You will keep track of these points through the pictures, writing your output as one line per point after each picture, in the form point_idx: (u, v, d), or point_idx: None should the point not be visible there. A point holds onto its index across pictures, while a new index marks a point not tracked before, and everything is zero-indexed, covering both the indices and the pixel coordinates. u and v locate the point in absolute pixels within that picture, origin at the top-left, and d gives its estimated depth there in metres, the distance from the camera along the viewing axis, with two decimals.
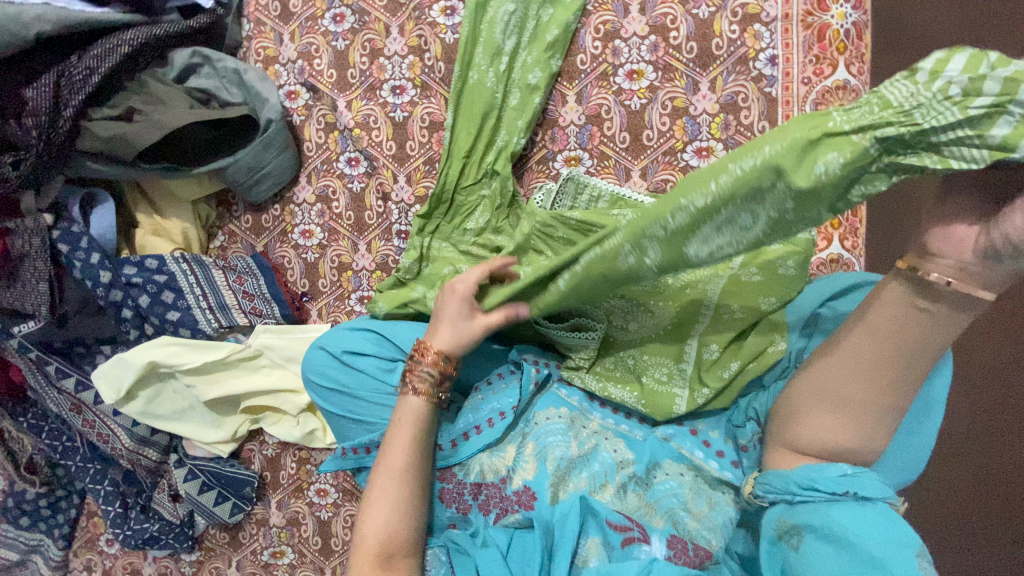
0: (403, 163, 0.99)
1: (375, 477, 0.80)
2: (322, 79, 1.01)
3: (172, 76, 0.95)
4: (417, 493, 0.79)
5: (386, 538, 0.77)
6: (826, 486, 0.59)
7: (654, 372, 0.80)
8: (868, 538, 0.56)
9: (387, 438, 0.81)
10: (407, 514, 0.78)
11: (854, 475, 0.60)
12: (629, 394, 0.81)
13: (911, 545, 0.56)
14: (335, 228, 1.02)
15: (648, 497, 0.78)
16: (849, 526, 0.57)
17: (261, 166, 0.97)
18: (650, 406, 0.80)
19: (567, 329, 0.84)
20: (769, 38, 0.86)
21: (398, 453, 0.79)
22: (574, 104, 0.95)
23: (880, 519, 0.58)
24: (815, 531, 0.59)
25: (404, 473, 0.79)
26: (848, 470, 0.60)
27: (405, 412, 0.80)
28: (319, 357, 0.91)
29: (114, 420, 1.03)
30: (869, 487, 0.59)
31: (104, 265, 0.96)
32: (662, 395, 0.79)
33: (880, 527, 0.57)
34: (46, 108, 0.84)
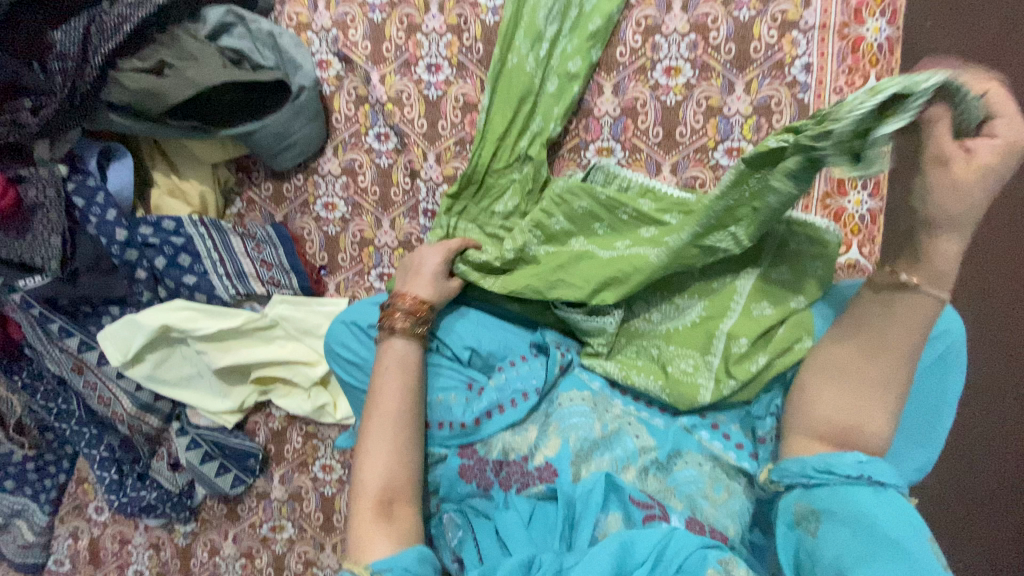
0: (433, 142, 0.99)
1: (368, 429, 0.81)
2: (356, 51, 0.99)
3: (203, 34, 0.90)
4: (410, 434, 0.82)
5: (386, 483, 0.77)
6: (842, 469, 0.61)
7: (679, 363, 0.83)
8: (887, 522, 0.58)
9: (376, 389, 0.83)
10: (402, 458, 0.79)
11: (868, 461, 0.62)
12: (653, 382, 0.85)
13: (921, 531, 0.58)
14: (359, 202, 1.02)
15: (668, 482, 0.81)
16: (870, 509, 0.59)
17: (289, 134, 0.95)
18: (672, 395, 0.83)
19: (584, 313, 0.87)
20: (806, 46, 0.88)
21: (391, 399, 0.82)
22: (610, 96, 0.95)
23: (893, 506, 0.59)
24: (834, 516, 0.60)
25: (396, 418, 0.82)
26: (863, 459, 0.62)
27: (388, 360, 0.85)
28: (342, 330, 0.91)
29: (117, 384, 1.00)
30: (884, 474, 0.61)
31: (120, 223, 0.92)
32: (686, 384, 0.82)
33: (893, 512, 0.59)
34: (74, 54, 0.81)
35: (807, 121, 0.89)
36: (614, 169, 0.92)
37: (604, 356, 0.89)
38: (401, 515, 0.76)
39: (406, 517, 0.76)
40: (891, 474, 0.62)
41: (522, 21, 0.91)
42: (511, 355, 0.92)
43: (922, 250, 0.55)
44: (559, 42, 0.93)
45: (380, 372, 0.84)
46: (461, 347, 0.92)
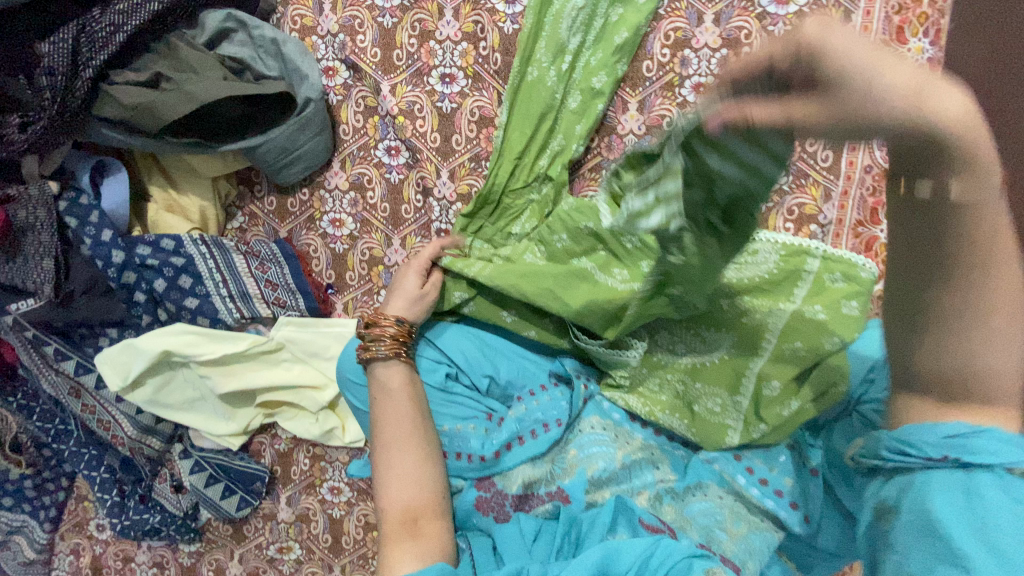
0: (447, 157, 0.94)
1: (377, 456, 0.82)
2: (365, 58, 0.93)
3: (202, 41, 0.84)
4: (420, 454, 0.81)
5: (407, 503, 0.78)
6: (922, 449, 0.53)
7: (707, 402, 0.82)
8: (971, 525, 0.48)
9: (381, 417, 0.83)
10: (421, 480, 0.80)
11: (964, 437, 0.51)
12: (678, 420, 0.84)
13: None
14: (367, 219, 0.97)
15: (683, 513, 0.81)
16: (947, 514, 0.49)
17: (294, 148, 0.90)
18: (699, 434, 0.84)
19: (607, 346, 0.86)
20: None
21: (400, 424, 0.82)
22: (635, 112, 0.90)
23: (998, 490, 0.48)
24: (907, 514, 0.53)
25: (409, 440, 0.81)
26: (953, 434, 0.51)
27: (388, 387, 0.85)
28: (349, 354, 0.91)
29: (117, 408, 0.96)
30: (992, 453, 0.50)
31: (116, 244, 0.87)
32: (714, 425, 0.82)
33: (996, 499, 0.48)
34: (64, 67, 0.74)
35: None
36: None
37: (626, 390, 0.87)
38: (426, 532, 0.77)
39: (432, 532, 0.77)
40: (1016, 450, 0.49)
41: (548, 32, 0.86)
42: (529, 383, 0.90)
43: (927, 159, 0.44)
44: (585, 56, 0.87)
45: (379, 396, 0.85)
46: (479, 376, 0.90)
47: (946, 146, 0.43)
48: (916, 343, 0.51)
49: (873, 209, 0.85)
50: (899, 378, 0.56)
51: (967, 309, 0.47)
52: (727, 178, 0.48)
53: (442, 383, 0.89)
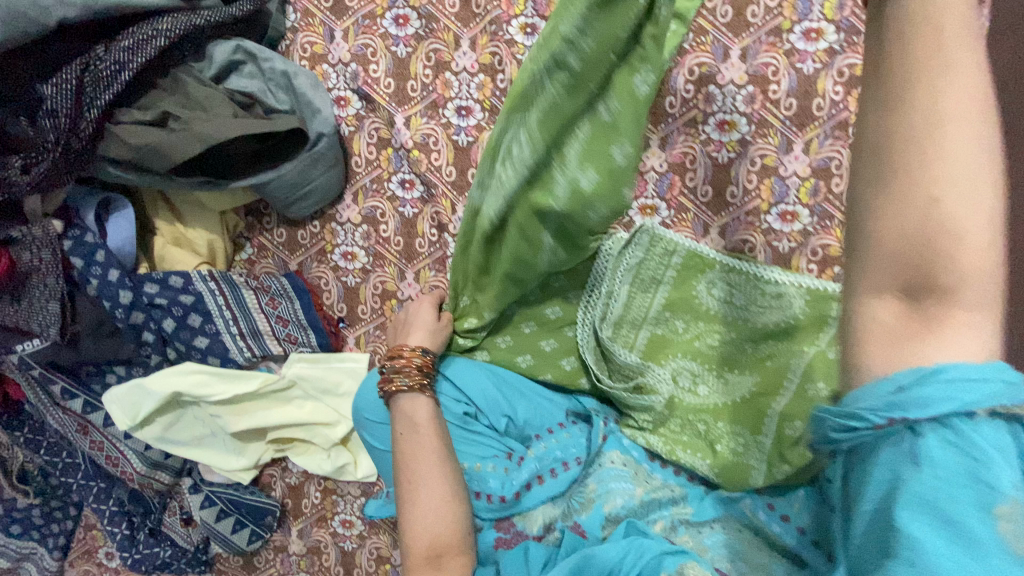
0: (462, 192, 0.90)
1: (403, 493, 0.78)
2: (378, 89, 0.90)
3: (210, 74, 0.81)
4: (447, 491, 0.78)
5: (432, 539, 0.75)
6: (866, 415, 0.37)
7: (729, 442, 0.81)
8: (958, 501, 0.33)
9: (408, 453, 0.80)
10: (445, 517, 0.76)
11: (909, 386, 0.36)
12: (700, 460, 0.82)
13: (996, 497, 0.33)
14: (380, 253, 0.95)
15: (700, 542, 0.75)
16: (928, 484, 0.34)
17: (306, 183, 0.87)
18: (723, 474, 0.80)
19: (631, 389, 0.85)
20: None
21: (429, 462, 0.79)
22: (657, 150, 0.88)
23: (956, 449, 0.34)
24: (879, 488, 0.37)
25: (436, 478, 0.78)
26: (903, 386, 0.36)
27: (413, 423, 0.82)
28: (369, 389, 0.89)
29: (125, 444, 0.95)
30: (965, 392, 0.34)
31: (123, 284, 0.85)
32: (737, 465, 0.79)
33: (951, 466, 0.34)
34: (67, 108, 0.71)
35: None
36: (659, 231, 0.84)
37: (648, 430, 0.85)
38: (452, 566, 0.74)
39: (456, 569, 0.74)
40: (1000, 379, 0.35)
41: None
42: (546, 422, 0.88)
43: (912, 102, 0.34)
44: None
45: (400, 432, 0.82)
46: (497, 416, 0.88)
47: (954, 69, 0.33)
48: (873, 195, 0.36)
49: None
50: (847, 284, 0.39)
51: (921, 127, 0.33)
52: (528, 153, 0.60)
53: (461, 420, 0.87)
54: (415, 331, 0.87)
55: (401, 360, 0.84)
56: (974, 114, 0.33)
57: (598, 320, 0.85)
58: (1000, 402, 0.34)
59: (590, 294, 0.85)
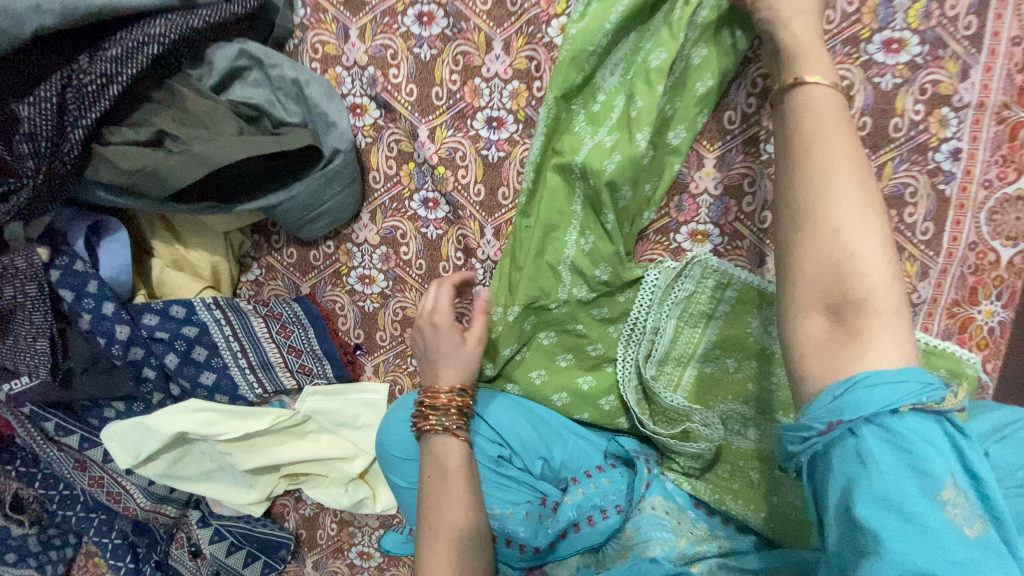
0: (492, 213, 0.81)
1: (422, 540, 0.72)
2: (399, 97, 0.81)
3: (210, 83, 0.72)
4: (469, 541, 0.71)
5: None
6: (812, 424, 0.41)
7: (787, 494, 0.72)
8: (905, 497, 0.36)
9: (431, 501, 0.73)
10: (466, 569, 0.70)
11: (846, 393, 0.40)
12: (751, 511, 0.74)
13: (938, 484, 0.36)
14: (401, 277, 0.86)
15: None
16: (881, 487, 0.37)
17: (319, 204, 0.78)
18: (776, 530, 0.72)
19: (677, 436, 0.77)
20: (957, 127, 0.72)
21: (452, 511, 0.72)
22: (711, 169, 0.78)
23: (892, 445, 0.38)
24: (840, 503, 0.39)
25: (460, 530, 0.71)
26: (838, 393, 0.40)
27: (445, 469, 0.74)
28: (394, 427, 0.81)
29: (128, 479, 0.88)
30: (889, 392, 0.39)
31: (120, 317, 0.77)
32: (795, 520, 0.71)
33: (896, 461, 0.37)
34: (48, 131, 0.62)
35: (945, 218, 0.74)
36: (713, 262, 0.76)
37: (694, 474, 0.78)
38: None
39: None
40: (918, 380, 0.39)
41: (585, 88, 0.74)
42: (585, 465, 0.81)
43: (809, 159, 0.49)
44: (618, 104, 0.72)
45: (426, 476, 0.75)
46: (531, 458, 0.81)
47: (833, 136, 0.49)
48: (796, 235, 0.47)
49: (973, 288, 0.76)
50: (782, 315, 0.48)
51: (816, 178, 0.48)
52: (612, 152, 0.71)
53: (495, 462, 0.80)
54: (447, 367, 0.76)
55: (439, 400, 0.75)
56: (846, 173, 0.47)
57: (642, 357, 0.78)
58: (921, 399, 0.39)
59: (633, 329, 0.79)
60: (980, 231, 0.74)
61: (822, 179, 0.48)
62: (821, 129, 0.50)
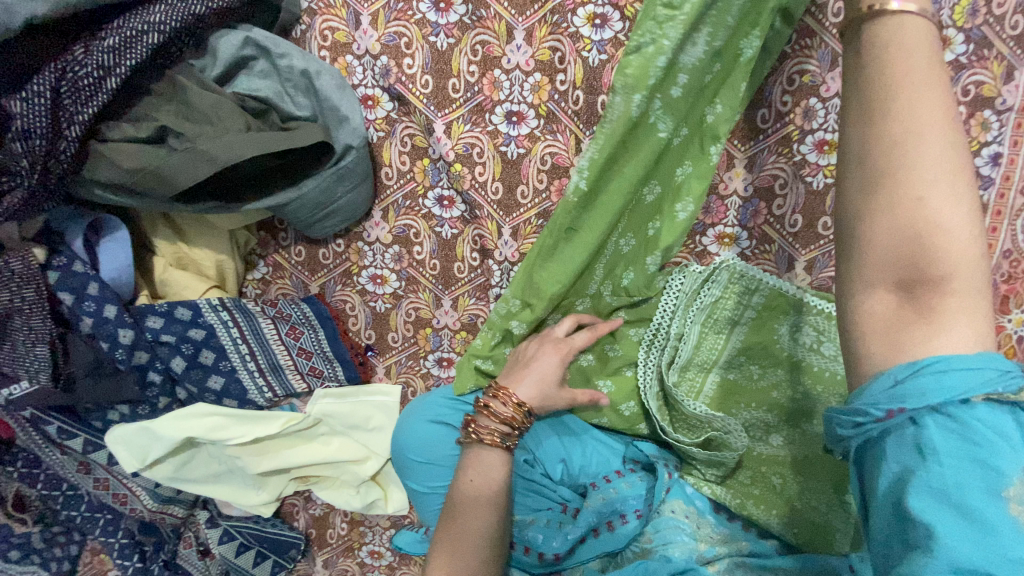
0: (510, 212, 0.78)
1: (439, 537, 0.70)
2: (414, 89, 0.77)
3: (214, 75, 0.68)
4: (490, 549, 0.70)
5: None
6: (868, 410, 0.37)
7: (810, 500, 0.71)
8: (965, 490, 0.32)
9: (458, 502, 0.70)
10: None
11: (909, 379, 0.35)
12: (774, 517, 0.72)
13: (1004, 480, 0.32)
14: (414, 277, 0.83)
15: None
16: (938, 477, 0.33)
17: (330, 203, 0.74)
18: (800, 536, 0.71)
19: (699, 444, 0.76)
20: (1000, 131, 0.69)
21: (478, 517, 0.68)
22: (741, 170, 0.75)
23: (957, 436, 0.34)
24: (890, 493, 0.35)
25: (482, 537, 0.68)
26: (901, 378, 0.36)
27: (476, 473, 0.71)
28: (421, 433, 0.79)
29: (134, 482, 0.86)
30: (959, 380, 0.34)
31: (122, 321, 0.73)
32: (819, 526, 0.70)
33: (957, 454, 0.33)
34: (43, 127, 0.57)
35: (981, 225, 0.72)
36: (742, 267, 0.74)
37: (714, 479, 0.77)
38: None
39: None
40: (994, 368, 0.35)
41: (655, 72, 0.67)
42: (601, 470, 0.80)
43: (889, 108, 0.38)
44: None
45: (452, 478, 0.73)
46: (551, 461, 0.80)
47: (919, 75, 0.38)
48: (865, 200, 0.38)
49: (1004, 297, 0.74)
50: (840, 286, 0.40)
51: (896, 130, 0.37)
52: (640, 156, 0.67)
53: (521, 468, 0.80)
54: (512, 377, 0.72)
55: (504, 409, 0.70)
56: (936, 125, 0.37)
57: (664, 363, 0.76)
58: (992, 390, 0.34)
59: (655, 334, 0.77)
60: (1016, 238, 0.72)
61: (901, 132, 0.37)
62: (907, 67, 0.38)
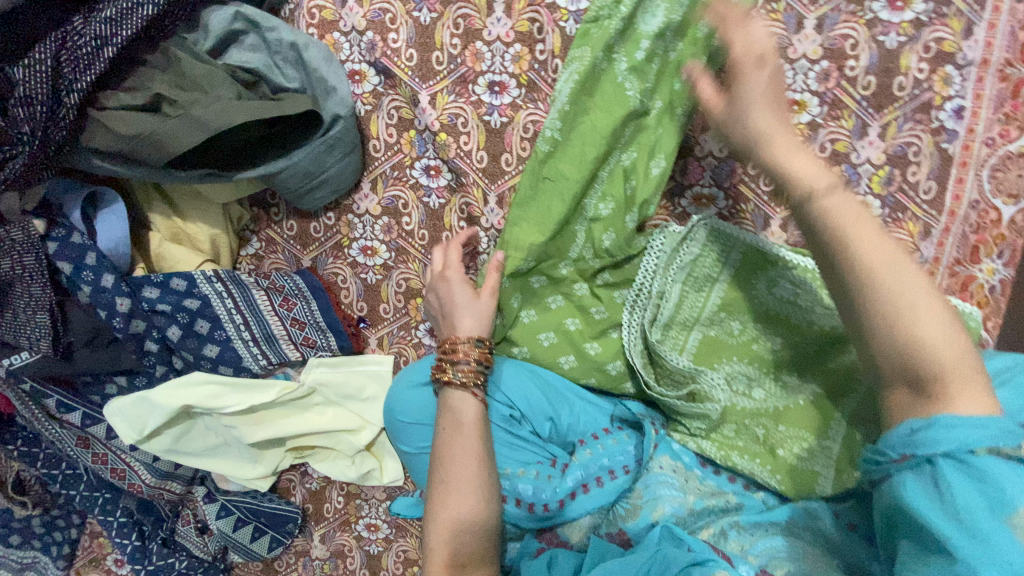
0: (495, 180, 0.80)
1: (433, 494, 0.72)
2: (398, 62, 0.80)
3: (206, 47, 0.71)
4: (482, 500, 0.71)
5: (456, 548, 0.69)
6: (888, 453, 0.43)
7: (792, 447, 0.73)
8: (979, 522, 0.38)
9: (445, 451, 0.73)
10: (477, 526, 0.70)
11: (923, 430, 0.42)
12: (759, 466, 0.74)
13: (1015, 511, 0.37)
14: (403, 248, 0.85)
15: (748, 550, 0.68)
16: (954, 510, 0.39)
17: (320, 172, 0.77)
18: (785, 483, 0.73)
19: (684, 397, 0.77)
20: (961, 85, 0.72)
21: (465, 463, 0.72)
22: (715, 132, 0.78)
23: (970, 474, 0.39)
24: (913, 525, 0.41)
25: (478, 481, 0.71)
26: (915, 428, 0.42)
27: (460, 422, 0.74)
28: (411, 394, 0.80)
29: (132, 456, 0.88)
30: (969, 433, 0.40)
31: (120, 290, 0.76)
32: (801, 472, 0.72)
33: (969, 489, 0.39)
34: (43, 93, 0.60)
35: (949, 176, 0.75)
36: (717, 224, 0.76)
37: (700, 433, 0.78)
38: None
39: None
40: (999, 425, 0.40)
41: (627, 33, 0.72)
42: (589, 428, 0.82)
43: (836, 252, 0.48)
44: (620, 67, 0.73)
45: (440, 431, 0.75)
46: (540, 419, 0.81)
47: (841, 222, 0.49)
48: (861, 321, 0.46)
49: (974, 247, 0.76)
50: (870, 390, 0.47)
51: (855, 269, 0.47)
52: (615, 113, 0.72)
53: (507, 422, 0.80)
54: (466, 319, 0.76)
55: (457, 352, 0.75)
56: (882, 256, 0.46)
57: (647, 322, 0.78)
58: (1000, 441, 0.40)
59: (638, 295, 0.79)
60: (982, 189, 0.74)
61: (853, 265, 0.47)
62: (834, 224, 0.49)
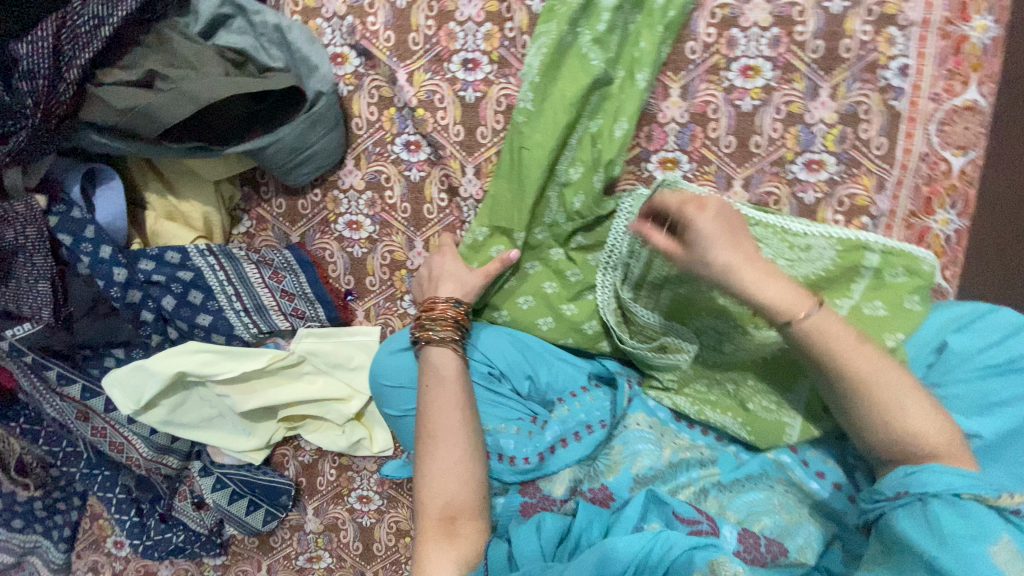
0: (472, 152, 0.85)
1: (422, 449, 0.75)
2: (378, 44, 0.85)
3: (196, 31, 0.76)
4: (466, 450, 0.74)
5: (448, 499, 0.72)
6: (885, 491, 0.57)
7: (761, 400, 0.76)
8: (957, 541, 0.49)
9: (429, 405, 0.76)
10: (464, 477, 0.73)
11: (916, 473, 0.55)
12: (731, 419, 0.78)
13: (991, 538, 0.49)
14: (387, 221, 0.90)
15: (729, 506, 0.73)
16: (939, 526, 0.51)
17: (305, 147, 0.81)
18: (755, 433, 0.77)
19: (654, 349, 0.81)
20: (904, 45, 0.76)
21: (448, 416, 0.75)
22: (677, 99, 0.83)
23: (953, 510, 0.52)
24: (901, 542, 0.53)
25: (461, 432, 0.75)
26: (907, 472, 0.56)
27: (443, 376, 0.77)
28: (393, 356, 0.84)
29: (129, 429, 0.91)
30: (950, 480, 0.53)
31: (117, 261, 0.81)
32: (770, 423, 0.76)
33: (950, 517, 0.51)
34: (45, 68, 0.66)
35: (899, 132, 0.78)
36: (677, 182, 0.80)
37: (674, 389, 0.82)
38: (465, 533, 0.72)
39: (467, 533, 0.72)
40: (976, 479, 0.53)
41: (588, 7, 0.77)
42: (568, 386, 0.84)
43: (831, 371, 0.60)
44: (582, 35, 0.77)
45: (424, 388, 0.78)
46: (519, 378, 0.84)
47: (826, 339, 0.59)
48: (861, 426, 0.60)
49: (927, 199, 0.79)
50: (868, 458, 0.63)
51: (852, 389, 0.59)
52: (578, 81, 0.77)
53: (486, 378, 0.84)
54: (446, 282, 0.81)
55: (435, 310, 0.80)
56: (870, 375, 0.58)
57: (619, 281, 0.80)
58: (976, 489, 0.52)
59: (610, 255, 0.80)
60: (931, 142, 0.78)
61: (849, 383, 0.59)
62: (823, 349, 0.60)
